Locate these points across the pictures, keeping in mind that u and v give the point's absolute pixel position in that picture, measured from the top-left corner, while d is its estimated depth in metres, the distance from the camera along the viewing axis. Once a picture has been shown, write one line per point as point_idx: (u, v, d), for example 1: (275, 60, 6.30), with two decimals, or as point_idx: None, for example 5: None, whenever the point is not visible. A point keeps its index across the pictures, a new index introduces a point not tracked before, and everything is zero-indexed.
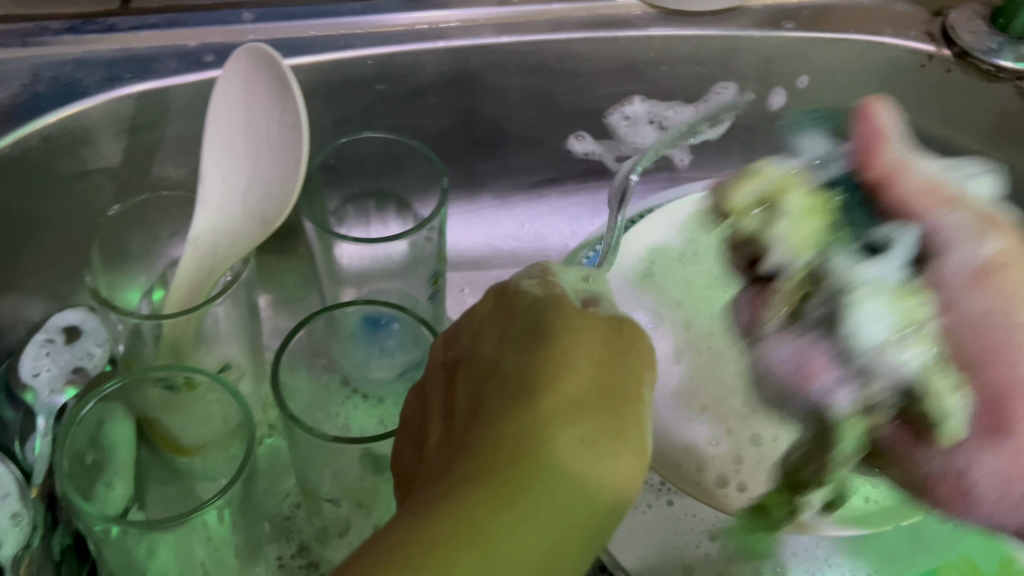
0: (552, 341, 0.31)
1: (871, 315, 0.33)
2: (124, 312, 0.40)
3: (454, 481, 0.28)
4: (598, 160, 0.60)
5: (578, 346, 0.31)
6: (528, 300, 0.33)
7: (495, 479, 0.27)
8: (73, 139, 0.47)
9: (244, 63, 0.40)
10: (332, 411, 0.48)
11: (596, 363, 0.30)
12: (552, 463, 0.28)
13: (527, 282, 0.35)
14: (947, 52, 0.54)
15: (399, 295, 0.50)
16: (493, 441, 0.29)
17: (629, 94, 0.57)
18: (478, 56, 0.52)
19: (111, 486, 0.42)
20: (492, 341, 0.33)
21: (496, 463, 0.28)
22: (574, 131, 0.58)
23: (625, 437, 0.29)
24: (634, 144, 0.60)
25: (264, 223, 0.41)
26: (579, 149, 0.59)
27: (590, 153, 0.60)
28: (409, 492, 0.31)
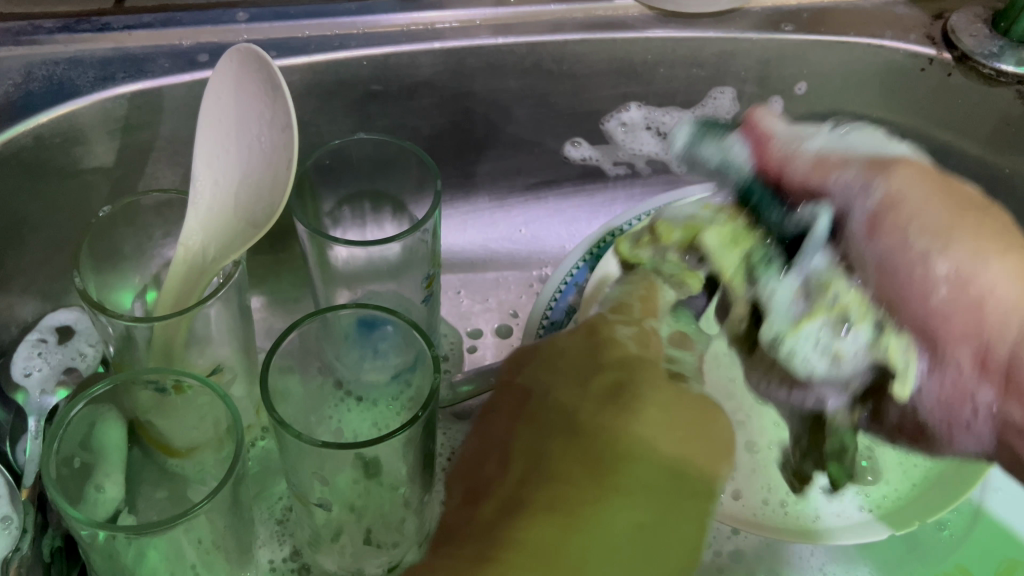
0: (642, 397, 0.36)
1: (801, 351, 0.38)
2: (114, 315, 0.40)
3: (539, 501, 0.33)
4: (595, 165, 0.60)
5: (664, 396, 0.36)
6: (617, 346, 0.38)
7: (579, 506, 0.33)
8: (66, 139, 0.46)
9: (235, 65, 0.40)
10: (325, 414, 0.48)
11: (674, 428, 0.35)
12: (631, 497, 0.33)
13: (620, 321, 0.39)
14: (947, 56, 0.54)
15: (393, 297, 0.50)
16: (580, 458, 0.34)
17: (625, 100, 0.56)
18: (474, 57, 0.52)
19: (101, 489, 0.42)
20: (567, 376, 0.38)
21: (588, 469, 0.34)
22: (570, 138, 0.58)
23: (699, 474, 0.35)
24: (630, 150, 0.59)
25: (254, 225, 0.40)
26: (576, 155, 0.59)
27: (587, 158, 0.59)
28: (487, 536, 0.32)
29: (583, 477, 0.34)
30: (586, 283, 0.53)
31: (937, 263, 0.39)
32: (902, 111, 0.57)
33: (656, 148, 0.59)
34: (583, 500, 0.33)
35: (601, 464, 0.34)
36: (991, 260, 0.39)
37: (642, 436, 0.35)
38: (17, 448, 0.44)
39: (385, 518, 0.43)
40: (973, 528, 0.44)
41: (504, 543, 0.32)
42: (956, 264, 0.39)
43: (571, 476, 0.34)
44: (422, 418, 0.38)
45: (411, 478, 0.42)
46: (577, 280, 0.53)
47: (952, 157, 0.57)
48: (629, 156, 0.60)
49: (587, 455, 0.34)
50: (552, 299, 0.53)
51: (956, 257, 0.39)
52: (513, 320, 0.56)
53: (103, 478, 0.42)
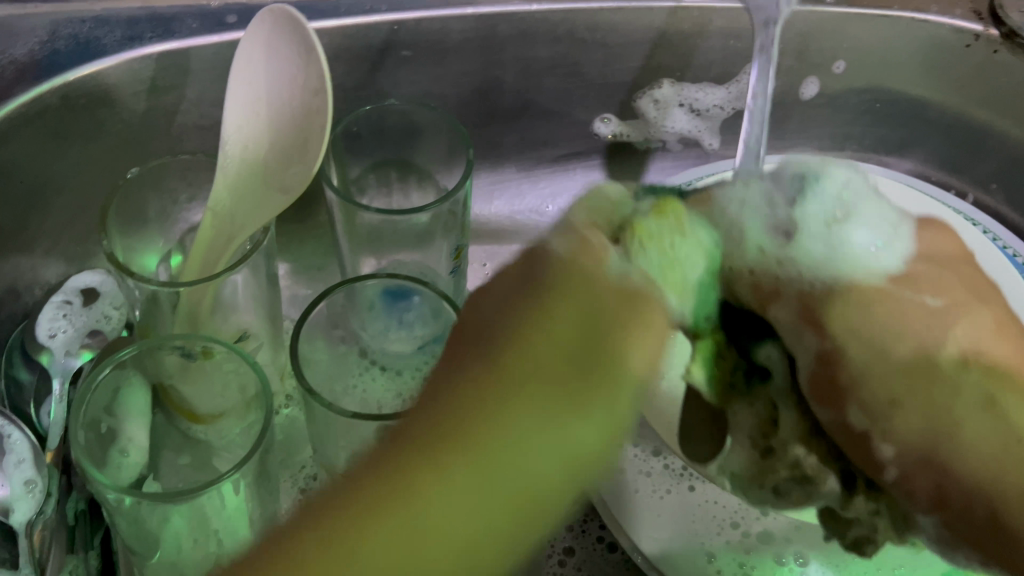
0: (505, 334, 0.32)
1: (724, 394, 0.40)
2: (141, 279, 0.39)
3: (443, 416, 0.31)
4: (625, 141, 0.59)
5: (542, 328, 0.32)
6: (557, 261, 0.33)
7: (460, 415, 0.31)
8: (92, 99, 0.46)
9: (267, 26, 0.39)
10: (349, 381, 0.48)
11: (553, 350, 0.32)
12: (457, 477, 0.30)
13: (554, 236, 0.34)
14: (994, 32, 0.52)
15: (419, 267, 0.49)
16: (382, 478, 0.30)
17: (658, 78, 0.56)
18: (507, 24, 0.51)
19: (125, 453, 0.42)
20: (496, 301, 0.34)
21: (467, 397, 0.31)
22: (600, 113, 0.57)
23: (619, 346, 0.31)
24: (661, 128, 0.59)
25: (285, 190, 0.39)
26: (605, 131, 0.58)
27: (618, 133, 0.58)
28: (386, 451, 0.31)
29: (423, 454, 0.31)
30: None
31: (932, 298, 0.36)
32: (943, 89, 0.56)
33: (687, 126, 0.59)
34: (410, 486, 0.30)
35: (446, 428, 0.31)
36: (981, 333, 0.36)
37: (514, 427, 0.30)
38: (41, 410, 0.44)
39: None
40: None
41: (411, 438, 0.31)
42: (971, 331, 0.36)
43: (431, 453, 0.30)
44: None
45: None
46: None
47: (994, 137, 0.56)
48: (660, 133, 0.59)
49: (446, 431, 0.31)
50: None
51: (971, 325, 0.36)
52: None
53: (127, 441, 0.42)
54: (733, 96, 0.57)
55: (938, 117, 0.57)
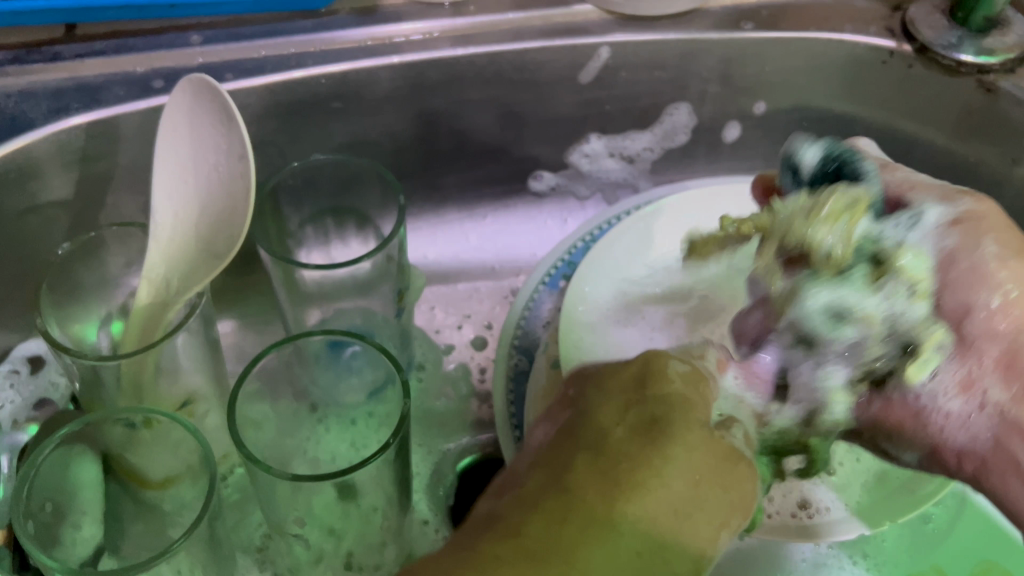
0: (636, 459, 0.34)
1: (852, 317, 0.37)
2: (78, 355, 0.39)
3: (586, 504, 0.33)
4: (566, 193, 0.60)
5: (682, 451, 0.34)
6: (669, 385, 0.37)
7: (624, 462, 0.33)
8: (22, 173, 0.45)
9: (188, 96, 0.38)
10: (300, 436, 0.48)
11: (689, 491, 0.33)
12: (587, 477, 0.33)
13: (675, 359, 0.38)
14: (907, 47, 0.51)
15: (363, 314, 0.51)
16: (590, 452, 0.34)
17: (584, 134, 0.57)
18: (435, 69, 0.50)
19: (77, 528, 0.42)
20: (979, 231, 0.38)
21: (606, 486, 0.33)
22: (532, 172, 0.58)
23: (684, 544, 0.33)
24: (598, 178, 0.60)
25: (215, 254, 0.39)
26: (541, 187, 0.60)
27: (555, 186, 0.60)
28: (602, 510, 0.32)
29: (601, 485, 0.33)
30: (561, 289, 0.53)
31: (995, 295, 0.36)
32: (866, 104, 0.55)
33: (622, 173, 0.59)
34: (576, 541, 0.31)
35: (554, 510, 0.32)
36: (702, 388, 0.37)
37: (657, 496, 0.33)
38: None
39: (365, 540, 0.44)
40: (956, 523, 0.44)
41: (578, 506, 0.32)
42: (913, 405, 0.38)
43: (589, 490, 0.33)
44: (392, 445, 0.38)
45: (390, 499, 0.42)
46: (553, 285, 0.53)
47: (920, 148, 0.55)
48: (596, 185, 0.60)
49: (540, 517, 0.32)
50: (527, 306, 0.52)
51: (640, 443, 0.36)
52: (488, 332, 0.56)
53: (79, 516, 0.42)
54: (660, 137, 0.58)
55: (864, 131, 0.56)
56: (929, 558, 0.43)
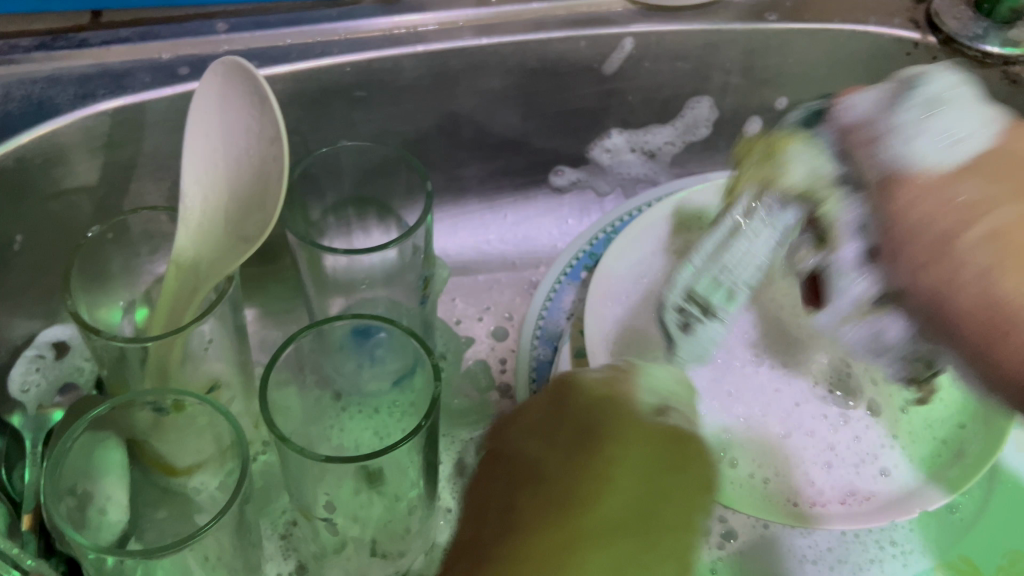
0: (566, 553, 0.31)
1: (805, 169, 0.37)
2: (107, 336, 0.39)
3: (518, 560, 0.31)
4: (586, 189, 0.60)
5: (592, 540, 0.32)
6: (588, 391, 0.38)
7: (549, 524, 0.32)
8: (48, 159, 0.45)
9: (220, 78, 0.39)
10: (326, 425, 0.48)
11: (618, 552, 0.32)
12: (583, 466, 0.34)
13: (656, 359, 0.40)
14: (932, 39, 0.52)
15: (386, 303, 0.51)
16: (533, 485, 0.34)
17: (605, 130, 0.57)
18: (459, 58, 0.50)
19: (104, 512, 0.41)
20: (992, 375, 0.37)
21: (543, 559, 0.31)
22: (552, 168, 0.59)
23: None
24: (619, 175, 0.60)
25: (245, 239, 0.39)
26: (562, 183, 0.60)
27: (575, 181, 0.60)
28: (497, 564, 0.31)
29: (551, 519, 0.32)
30: (582, 280, 0.53)
31: None
32: None
33: (642, 169, 0.60)
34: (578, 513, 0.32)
35: (551, 548, 0.31)
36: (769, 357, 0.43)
37: (615, 473, 0.34)
38: (14, 475, 0.43)
39: (391, 527, 0.43)
40: (981, 516, 0.44)
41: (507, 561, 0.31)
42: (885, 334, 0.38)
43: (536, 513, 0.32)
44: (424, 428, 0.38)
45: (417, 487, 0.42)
46: (573, 278, 0.53)
47: None
48: (616, 180, 0.60)
49: (565, 504, 0.33)
50: (548, 298, 0.52)
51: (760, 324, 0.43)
52: (509, 323, 0.56)
53: (105, 501, 0.42)
54: (681, 131, 0.58)
55: None
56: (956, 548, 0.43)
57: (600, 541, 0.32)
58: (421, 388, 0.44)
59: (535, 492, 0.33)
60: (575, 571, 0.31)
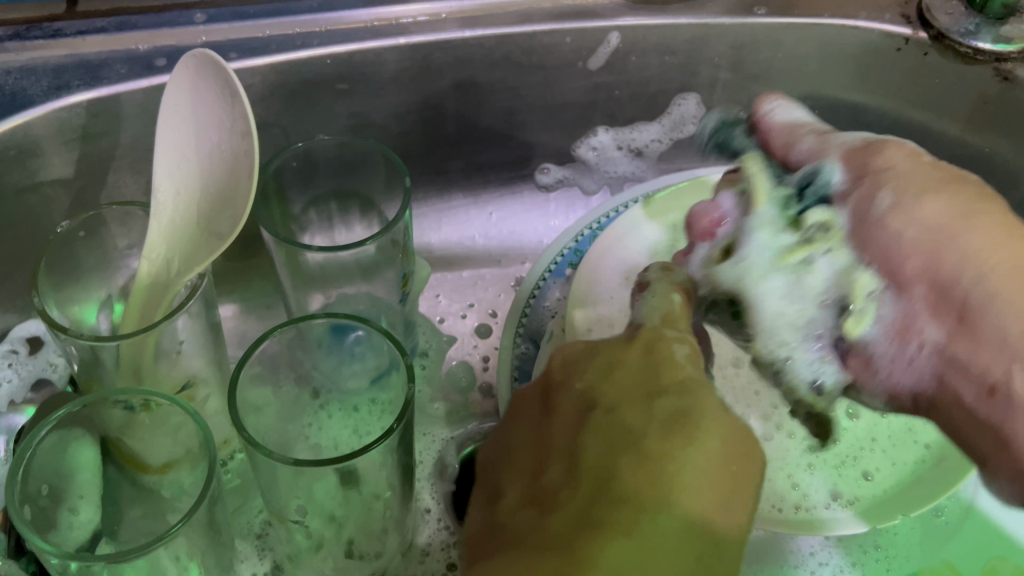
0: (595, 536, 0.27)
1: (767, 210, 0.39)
2: (76, 334, 0.38)
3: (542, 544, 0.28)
4: (574, 186, 0.59)
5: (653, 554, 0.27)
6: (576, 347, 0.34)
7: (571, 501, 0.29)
8: (21, 151, 0.44)
9: (191, 70, 0.38)
10: (302, 422, 0.48)
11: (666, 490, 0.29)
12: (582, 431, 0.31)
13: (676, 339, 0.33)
14: (922, 35, 0.51)
15: (366, 300, 0.50)
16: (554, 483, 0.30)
17: (593, 128, 0.57)
18: (442, 51, 0.50)
19: (74, 512, 0.41)
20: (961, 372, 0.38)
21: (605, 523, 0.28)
22: (538, 164, 0.58)
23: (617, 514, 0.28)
24: (605, 173, 0.59)
25: (219, 235, 0.38)
26: (548, 180, 0.59)
27: (562, 179, 0.59)
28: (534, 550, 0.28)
29: (573, 509, 0.29)
30: (567, 278, 0.52)
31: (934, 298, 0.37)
32: (879, 93, 0.54)
33: (630, 167, 0.59)
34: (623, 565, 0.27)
35: (510, 517, 0.30)
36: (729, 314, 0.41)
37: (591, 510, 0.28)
38: None
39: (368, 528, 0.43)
40: (965, 524, 0.44)
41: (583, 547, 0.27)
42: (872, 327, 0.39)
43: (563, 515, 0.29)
44: (397, 430, 0.37)
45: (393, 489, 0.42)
46: (557, 276, 0.52)
47: (933, 138, 0.54)
48: (605, 178, 0.59)
49: (546, 540, 0.28)
50: (531, 296, 0.51)
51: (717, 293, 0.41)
52: (492, 320, 0.55)
53: (76, 500, 0.41)
54: (669, 128, 0.57)
55: (876, 121, 0.55)
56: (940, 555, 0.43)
57: (623, 520, 0.28)
58: (398, 388, 0.43)
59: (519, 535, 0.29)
60: (584, 480, 0.29)
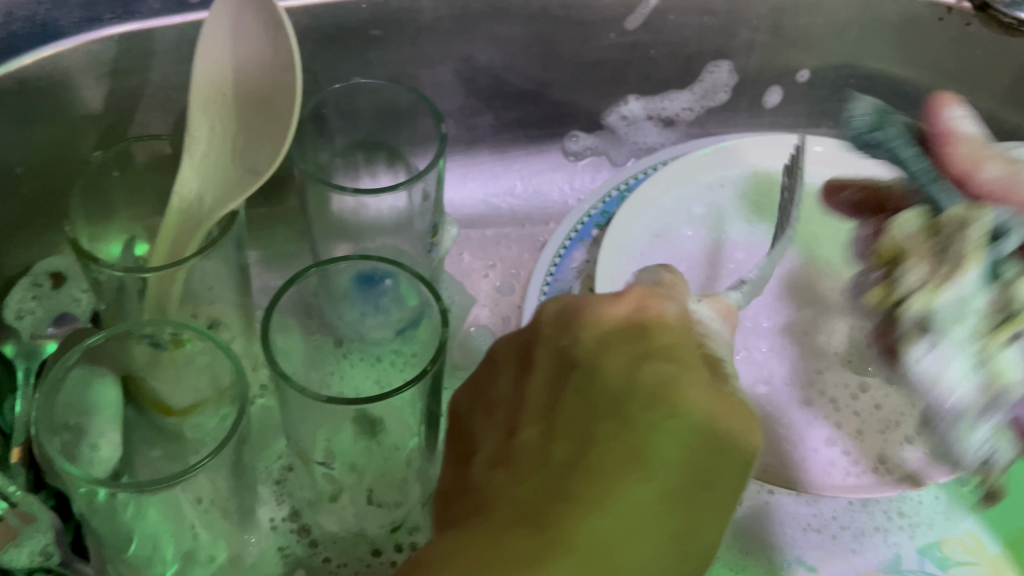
0: (603, 474, 0.28)
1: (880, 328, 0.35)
2: (106, 265, 0.38)
3: (572, 495, 0.28)
4: (601, 155, 0.59)
5: (620, 480, 0.28)
6: (661, 334, 0.33)
7: (596, 461, 0.29)
8: (51, 82, 0.44)
9: (233, 3, 0.37)
10: (325, 370, 0.47)
11: (679, 458, 0.29)
12: (673, 439, 0.29)
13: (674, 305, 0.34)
14: (967, 5, 0.50)
15: (393, 251, 0.49)
16: (611, 414, 0.30)
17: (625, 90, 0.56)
18: (479, 0, 0.49)
19: (96, 448, 0.40)
20: None
21: (573, 451, 0.30)
22: (567, 131, 0.58)
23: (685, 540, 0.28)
24: (634, 144, 0.58)
25: (255, 172, 0.38)
26: (576, 147, 0.58)
27: (589, 147, 0.59)
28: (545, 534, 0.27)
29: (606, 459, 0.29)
30: (594, 238, 0.51)
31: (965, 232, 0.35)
32: (917, 66, 0.54)
33: (659, 139, 0.58)
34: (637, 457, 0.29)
35: (601, 401, 0.31)
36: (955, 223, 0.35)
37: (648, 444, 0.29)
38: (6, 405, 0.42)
39: (387, 477, 0.42)
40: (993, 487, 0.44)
41: (534, 513, 0.28)
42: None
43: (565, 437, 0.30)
44: (429, 373, 0.37)
45: (417, 438, 0.41)
46: (584, 235, 0.51)
47: None
48: (633, 150, 0.58)
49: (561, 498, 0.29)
50: (558, 254, 0.51)
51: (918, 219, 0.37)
52: (516, 279, 0.54)
53: (98, 438, 0.40)
54: (700, 96, 0.56)
55: (912, 93, 0.55)
56: (963, 525, 0.43)
57: (629, 479, 0.28)
58: (427, 337, 0.42)
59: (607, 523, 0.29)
60: (629, 412, 0.30)
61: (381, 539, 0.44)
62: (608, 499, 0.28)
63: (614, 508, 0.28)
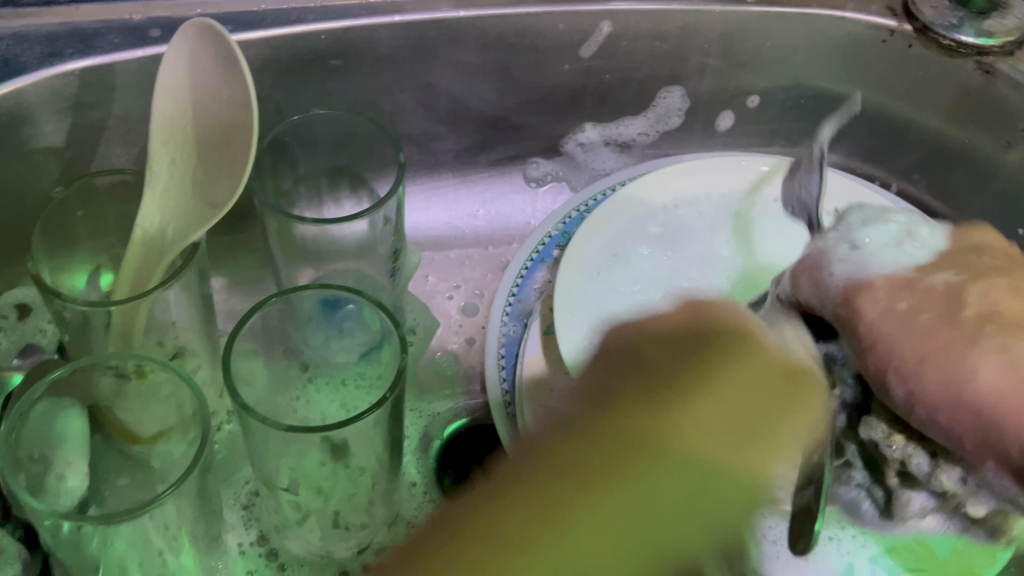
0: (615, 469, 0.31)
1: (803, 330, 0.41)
2: (68, 299, 0.38)
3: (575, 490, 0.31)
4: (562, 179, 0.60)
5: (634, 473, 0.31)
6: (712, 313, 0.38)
7: (592, 466, 0.31)
8: (12, 118, 0.44)
9: (190, 39, 0.38)
10: (291, 396, 0.48)
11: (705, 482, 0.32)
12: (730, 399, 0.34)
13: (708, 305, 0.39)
14: (908, 27, 0.52)
15: (355, 276, 0.50)
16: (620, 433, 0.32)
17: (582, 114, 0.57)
18: (435, 29, 0.50)
19: (62, 478, 0.41)
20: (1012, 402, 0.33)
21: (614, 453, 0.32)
22: (525, 158, 0.59)
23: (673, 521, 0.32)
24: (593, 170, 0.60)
25: (215, 205, 0.38)
26: (536, 173, 0.60)
27: (549, 173, 0.60)
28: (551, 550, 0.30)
29: (619, 452, 0.32)
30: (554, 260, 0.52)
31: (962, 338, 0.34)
32: (864, 85, 0.55)
33: (617, 163, 0.60)
34: (628, 496, 0.31)
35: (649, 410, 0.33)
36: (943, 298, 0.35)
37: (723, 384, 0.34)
38: None
39: (353, 500, 0.43)
40: None
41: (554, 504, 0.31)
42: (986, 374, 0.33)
43: (614, 443, 0.32)
44: (389, 400, 0.38)
45: (380, 462, 0.42)
46: (544, 257, 0.52)
47: (915, 129, 0.56)
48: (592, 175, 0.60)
49: (574, 472, 0.31)
50: (518, 277, 0.52)
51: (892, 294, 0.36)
52: (479, 300, 0.56)
53: (64, 467, 0.41)
54: (654, 120, 0.58)
55: (860, 111, 0.57)
56: None
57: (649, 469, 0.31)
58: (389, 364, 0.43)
59: (514, 476, 0.32)
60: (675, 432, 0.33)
61: (348, 561, 0.44)
62: (658, 448, 0.32)
63: (622, 524, 0.31)
